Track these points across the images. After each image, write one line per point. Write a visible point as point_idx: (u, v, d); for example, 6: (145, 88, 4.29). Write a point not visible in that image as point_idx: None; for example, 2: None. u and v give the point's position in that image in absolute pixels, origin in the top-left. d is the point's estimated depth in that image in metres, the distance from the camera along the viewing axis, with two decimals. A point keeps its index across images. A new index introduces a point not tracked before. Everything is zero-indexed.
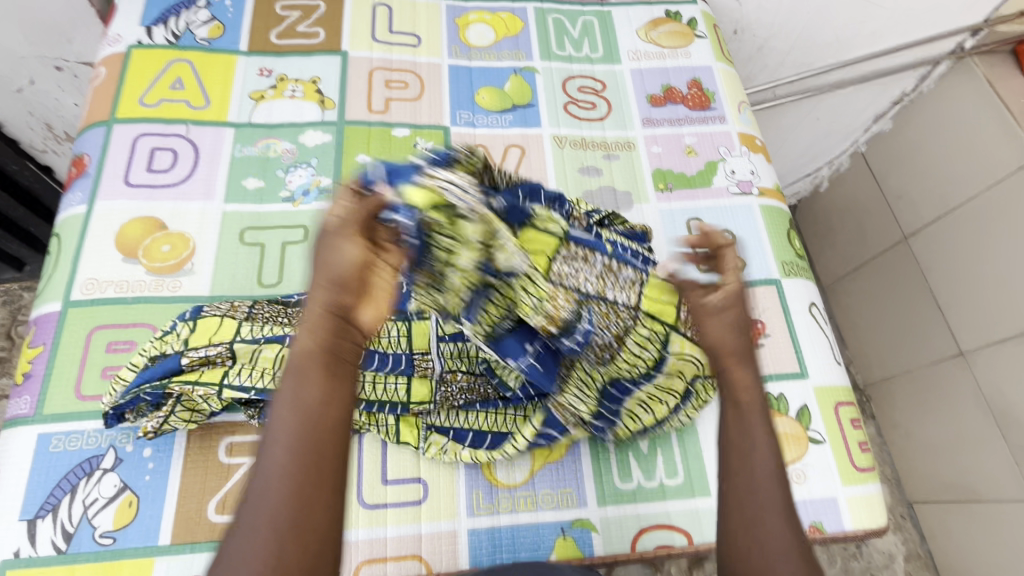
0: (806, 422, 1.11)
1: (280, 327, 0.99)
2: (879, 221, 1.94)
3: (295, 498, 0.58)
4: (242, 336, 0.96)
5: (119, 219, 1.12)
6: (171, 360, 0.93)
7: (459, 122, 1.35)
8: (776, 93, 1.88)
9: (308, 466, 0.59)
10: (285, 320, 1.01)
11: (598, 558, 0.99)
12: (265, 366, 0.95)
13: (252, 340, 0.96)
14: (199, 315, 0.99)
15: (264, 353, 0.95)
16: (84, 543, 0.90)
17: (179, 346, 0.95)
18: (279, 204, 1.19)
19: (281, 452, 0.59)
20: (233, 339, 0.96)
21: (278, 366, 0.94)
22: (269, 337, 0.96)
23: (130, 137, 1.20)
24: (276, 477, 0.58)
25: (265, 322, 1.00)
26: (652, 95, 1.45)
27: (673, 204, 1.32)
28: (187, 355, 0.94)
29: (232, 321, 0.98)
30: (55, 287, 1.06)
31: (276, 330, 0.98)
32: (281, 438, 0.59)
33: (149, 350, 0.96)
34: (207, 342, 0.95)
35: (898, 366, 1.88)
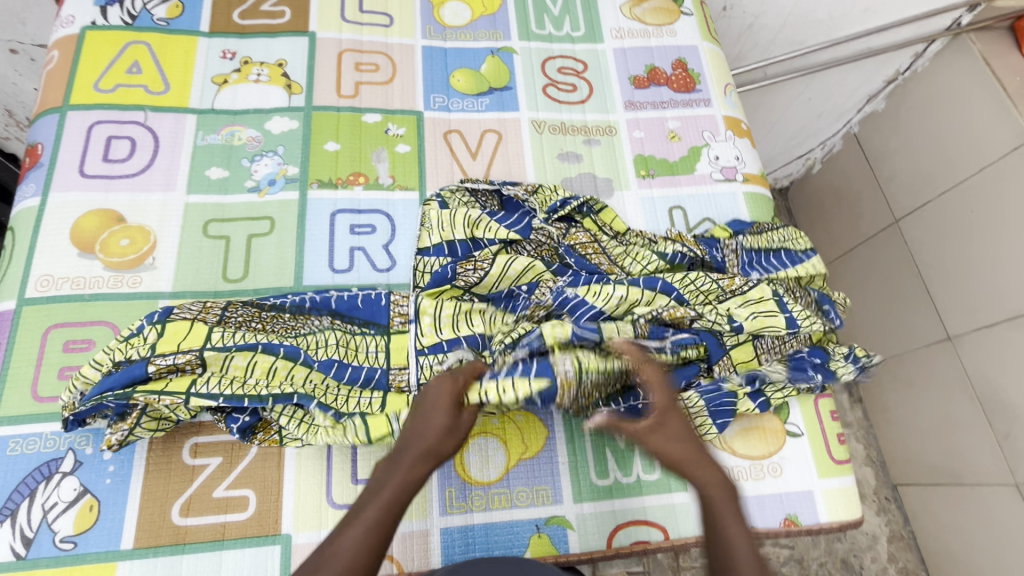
0: (784, 416, 1.10)
1: (252, 334, 0.95)
2: (871, 204, 1.91)
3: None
4: (212, 343, 0.92)
5: (75, 212, 1.07)
6: (136, 368, 0.88)
7: (433, 106, 1.29)
8: (766, 73, 1.82)
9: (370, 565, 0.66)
10: (257, 325, 0.98)
11: (573, 556, 0.98)
12: (235, 374, 0.92)
13: (222, 348, 0.93)
14: (168, 318, 0.94)
15: (235, 361, 0.92)
16: (45, 548, 0.88)
17: (146, 351, 0.90)
18: (244, 194, 1.15)
19: (362, 543, 0.67)
20: (203, 346, 0.92)
21: (250, 374, 0.92)
22: (240, 345, 0.93)
23: (85, 124, 1.14)
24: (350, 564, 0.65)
25: (237, 327, 0.96)
26: (634, 77, 1.40)
27: (654, 191, 1.28)
28: (153, 363, 0.89)
29: (203, 326, 0.94)
30: (9, 284, 1.02)
31: (249, 337, 0.94)
32: (367, 529, 0.69)
33: (113, 354, 0.91)
34: (177, 348, 0.91)
35: (886, 351, 1.87)
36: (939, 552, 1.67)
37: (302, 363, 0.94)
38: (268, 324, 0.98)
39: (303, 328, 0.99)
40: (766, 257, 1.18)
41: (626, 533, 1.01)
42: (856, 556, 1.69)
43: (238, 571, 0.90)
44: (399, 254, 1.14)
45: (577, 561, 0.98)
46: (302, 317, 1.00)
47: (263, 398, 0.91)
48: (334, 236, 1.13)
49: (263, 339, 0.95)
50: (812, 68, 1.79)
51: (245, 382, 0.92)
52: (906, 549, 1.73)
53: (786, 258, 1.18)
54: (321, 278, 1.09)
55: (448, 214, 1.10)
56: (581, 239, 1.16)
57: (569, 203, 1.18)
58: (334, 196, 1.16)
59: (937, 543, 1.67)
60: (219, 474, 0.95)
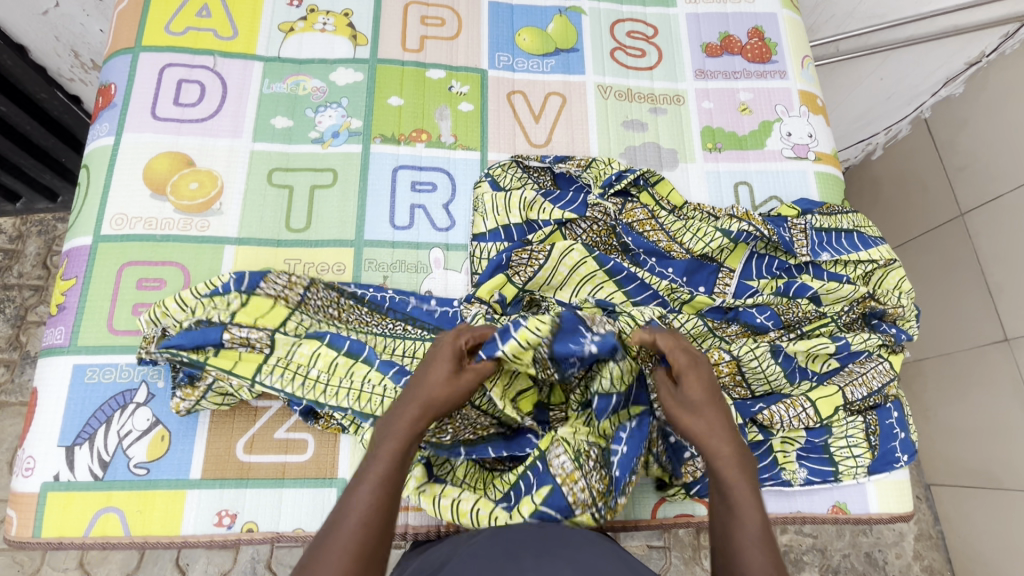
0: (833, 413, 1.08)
1: (329, 323, 1.00)
2: (935, 194, 1.74)
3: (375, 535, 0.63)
4: (287, 328, 0.97)
5: (148, 153, 1.09)
6: (213, 332, 0.93)
7: (498, 65, 1.26)
8: (839, 49, 1.71)
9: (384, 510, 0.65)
10: (336, 314, 1.01)
11: (617, 522, 1.00)
12: (298, 367, 0.94)
13: (294, 335, 0.96)
14: (255, 290, 0.98)
15: (301, 351, 0.94)
16: (120, 472, 0.93)
17: (225, 317, 0.95)
18: (308, 145, 1.15)
19: (372, 488, 0.66)
20: (277, 329, 0.96)
21: (312, 369, 0.93)
22: (309, 334, 0.96)
23: (156, 67, 1.15)
24: (365, 514, 0.64)
25: (317, 311, 1.00)
26: (707, 44, 1.33)
27: (720, 165, 1.24)
28: (229, 331, 0.94)
29: (284, 307, 0.98)
30: (85, 221, 1.05)
31: (319, 328, 0.98)
32: (377, 478, 0.67)
33: (195, 312, 0.95)
34: (252, 323, 0.96)
35: (935, 350, 1.76)
36: (967, 555, 1.63)
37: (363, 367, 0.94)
38: (343, 315, 1.02)
39: (373, 327, 1.01)
40: (837, 239, 1.15)
41: (671, 505, 1.02)
42: (880, 550, 1.68)
43: (297, 509, 0.94)
44: (458, 214, 1.14)
45: (622, 527, 1.00)
46: (377, 316, 1.02)
47: (321, 401, 0.91)
48: (395, 192, 1.13)
49: (330, 332, 0.97)
50: (890, 44, 1.66)
51: (305, 375, 0.93)
52: (933, 548, 1.70)
53: (857, 242, 1.16)
54: (382, 233, 1.10)
55: (503, 198, 1.11)
56: (638, 216, 1.14)
57: (625, 176, 1.15)
58: (396, 151, 1.16)
59: (968, 546, 1.63)
60: (279, 417, 0.98)
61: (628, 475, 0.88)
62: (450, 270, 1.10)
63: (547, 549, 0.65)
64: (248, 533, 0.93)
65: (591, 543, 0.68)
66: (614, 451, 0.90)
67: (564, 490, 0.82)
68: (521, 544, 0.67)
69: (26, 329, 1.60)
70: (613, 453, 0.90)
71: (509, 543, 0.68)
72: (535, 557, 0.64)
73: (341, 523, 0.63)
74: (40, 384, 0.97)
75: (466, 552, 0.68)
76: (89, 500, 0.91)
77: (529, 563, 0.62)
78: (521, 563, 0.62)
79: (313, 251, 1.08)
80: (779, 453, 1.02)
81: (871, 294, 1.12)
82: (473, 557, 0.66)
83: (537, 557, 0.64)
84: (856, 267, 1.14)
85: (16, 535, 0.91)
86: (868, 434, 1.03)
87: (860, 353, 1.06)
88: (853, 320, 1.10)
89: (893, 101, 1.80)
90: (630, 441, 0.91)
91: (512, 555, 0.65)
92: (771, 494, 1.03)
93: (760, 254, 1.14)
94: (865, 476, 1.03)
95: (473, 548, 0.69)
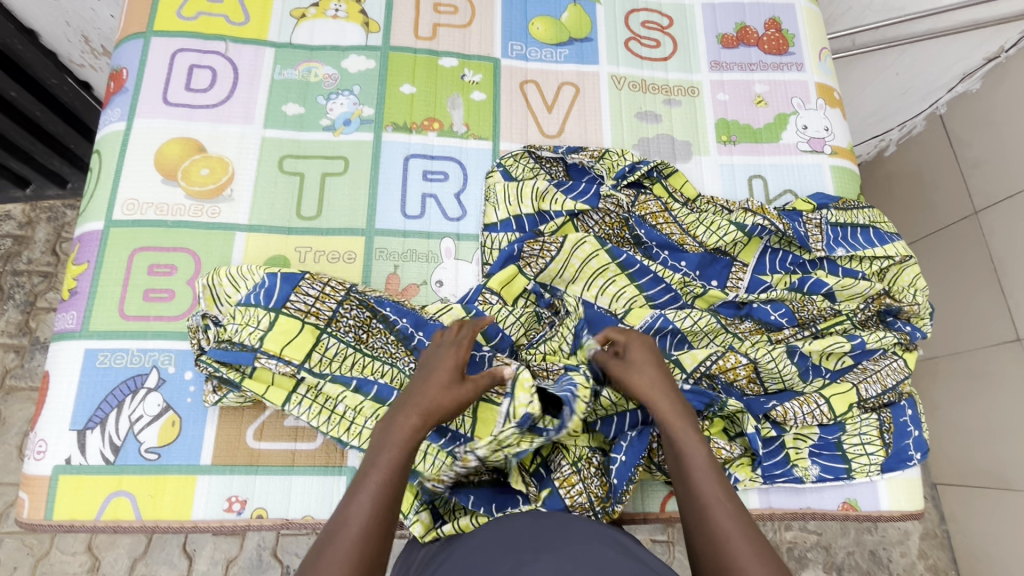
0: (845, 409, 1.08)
1: (361, 356, 0.95)
2: (949, 192, 1.72)
3: (370, 545, 0.66)
4: (311, 363, 0.93)
5: (159, 139, 1.09)
6: (245, 356, 0.92)
7: (511, 54, 1.25)
8: (856, 42, 1.69)
9: (382, 521, 0.68)
10: (368, 337, 0.97)
11: (627, 515, 1.00)
12: (324, 404, 0.93)
13: (319, 373, 0.94)
14: (283, 312, 0.94)
15: (329, 387, 0.93)
16: (131, 456, 0.93)
17: (255, 342, 0.93)
18: (320, 133, 1.14)
19: (369, 499, 0.68)
20: (303, 362, 0.93)
21: (338, 411, 0.92)
22: (335, 376, 0.94)
23: (168, 52, 1.14)
24: (364, 523, 0.66)
25: (350, 332, 0.96)
26: (723, 35, 1.32)
27: (734, 157, 1.22)
28: (260, 358, 0.92)
29: (314, 331, 0.95)
30: (97, 206, 1.05)
31: (347, 367, 0.95)
32: (374, 488, 0.69)
33: (228, 328, 0.93)
34: (280, 351, 0.93)
35: (945, 349, 1.74)
36: (974, 554, 1.62)
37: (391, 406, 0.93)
38: (371, 340, 0.97)
39: (399, 359, 0.95)
40: (852, 234, 1.14)
41: None
42: (885, 549, 1.67)
43: (306, 496, 0.95)
44: (470, 204, 1.13)
45: (631, 521, 1.00)
46: (403, 348, 0.96)
47: (343, 439, 0.91)
48: (406, 181, 1.12)
49: (358, 374, 0.94)
50: (907, 38, 1.63)
51: (331, 410, 0.93)
52: (938, 548, 1.69)
53: (873, 238, 1.14)
54: (393, 223, 1.09)
55: (515, 187, 1.10)
56: (651, 209, 1.13)
57: (639, 168, 1.14)
58: (408, 140, 1.15)
59: (974, 545, 1.62)
60: None
61: (626, 484, 0.91)
62: (461, 261, 1.09)
63: (546, 543, 0.65)
64: (257, 520, 0.93)
65: (592, 537, 0.68)
66: (613, 459, 0.92)
67: (562, 493, 0.86)
68: (522, 537, 0.67)
69: (36, 314, 1.60)
70: (612, 460, 0.92)
71: (511, 537, 0.68)
72: (535, 549, 0.64)
73: (342, 531, 0.66)
74: (51, 368, 0.98)
75: (466, 547, 0.68)
76: (100, 484, 0.92)
77: (528, 556, 0.62)
78: (519, 556, 0.63)
79: (324, 239, 1.07)
80: (791, 451, 1.01)
81: (886, 292, 1.11)
82: (474, 555, 0.66)
83: (536, 551, 0.64)
84: (871, 263, 1.13)
85: (27, 518, 0.91)
86: (882, 433, 1.02)
87: (874, 350, 1.06)
88: (869, 318, 1.09)
89: (908, 97, 1.77)
90: (631, 450, 0.92)
91: (512, 548, 0.65)
92: (781, 490, 1.03)
93: (774, 249, 1.13)
94: (877, 474, 1.02)
95: (474, 544, 0.68)
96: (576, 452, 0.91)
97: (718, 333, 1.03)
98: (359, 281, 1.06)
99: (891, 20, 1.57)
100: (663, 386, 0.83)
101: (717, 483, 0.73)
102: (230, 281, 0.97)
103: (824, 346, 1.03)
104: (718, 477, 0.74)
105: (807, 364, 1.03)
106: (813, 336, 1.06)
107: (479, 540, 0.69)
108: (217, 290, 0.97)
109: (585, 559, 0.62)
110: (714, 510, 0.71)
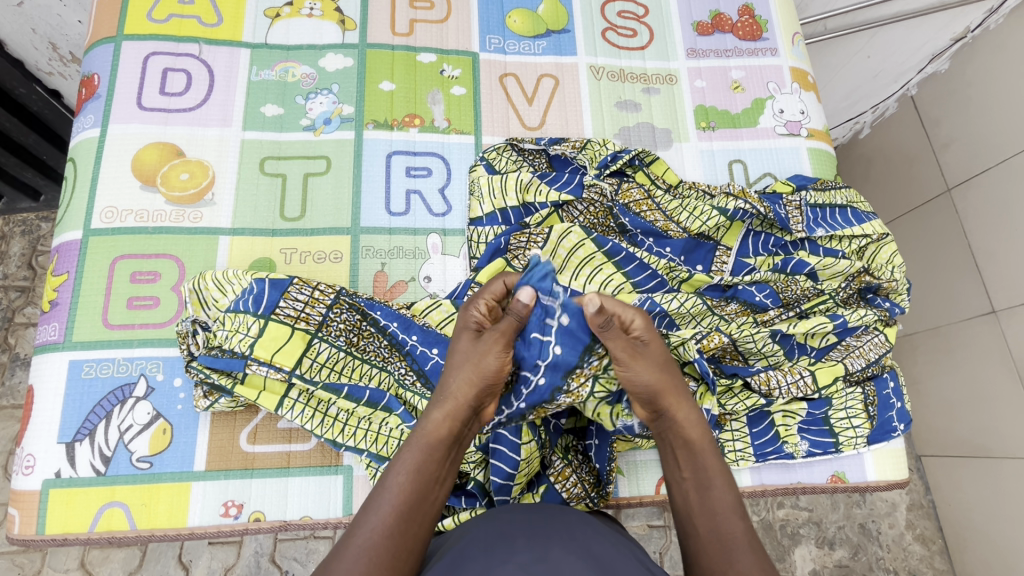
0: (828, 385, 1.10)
1: (352, 360, 0.95)
2: (922, 171, 1.76)
3: (391, 561, 0.63)
4: (302, 369, 0.93)
5: (136, 144, 1.07)
6: (236, 363, 0.91)
7: (489, 48, 1.25)
8: (828, 27, 1.70)
9: (403, 535, 0.65)
10: (358, 341, 0.96)
11: (623, 500, 1.01)
12: (318, 408, 0.94)
13: (309, 379, 0.93)
14: (272, 317, 0.93)
15: (320, 393, 0.93)
16: (123, 467, 0.92)
17: (245, 348, 0.92)
18: (300, 133, 1.13)
19: (387, 511, 0.66)
20: (294, 369, 0.92)
21: (331, 413, 0.93)
22: (325, 382, 0.93)
23: (140, 56, 1.12)
24: (376, 535, 0.64)
25: (340, 336, 0.95)
26: (698, 23, 1.33)
27: (714, 143, 1.24)
28: (251, 365, 0.91)
29: (304, 336, 0.94)
30: (74, 214, 1.03)
31: (338, 373, 0.94)
32: (393, 496, 0.67)
33: (218, 335, 0.93)
34: (271, 358, 0.92)
35: (924, 323, 1.78)
36: (959, 523, 1.67)
37: (383, 408, 0.93)
38: (362, 343, 0.96)
39: (391, 364, 0.96)
40: (830, 214, 1.17)
41: None
42: (874, 521, 1.72)
43: (304, 497, 0.94)
44: (455, 199, 1.13)
45: (627, 504, 1.01)
46: (395, 354, 0.96)
47: (338, 441, 0.92)
48: (390, 177, 1.12)
49: (349, 379, 0.94)
50: (875, 22, 1.64)
51: (325, 413, 0.94)
52: (925, 517, 1.74)
53: (850, 218, 1.17)
54: (378, 220, 1.09)
55: (499, 180, 1.10)
56: (634, 196, 1.14)
57: (620, 158, 1.15)
58: (390, 136, 1.15)
59: (958, 513, 1.67)
60: None
61: (609, 465, 0.93)
62: (448, 256, 1.09)
63: (538, 530, 0.67)
64: (255, 523, 0.93)
65: (581, 525, 0.69)
66: (589, 445, 0.96)
67: (557, 487, 0.92)
68: (514, 524, 0.69)
69: (14, 330, 1.57)
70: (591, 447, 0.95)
71: (502, 523, 0.69)
72: (528, 537, 0.65)
73: (354, 541, 0.63)
74: (35, 382, 0.96)
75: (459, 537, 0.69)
76: (92, 496, 0.91)
77: (516, 545, 0.63)
78: (511, 544, 0.64)
79: (309, 240, 1.07)
80: (781, 427, 1.04)
81: (867, 269, 1.13)
82: (472, 543, 0.66)
83: (529, 538, 0.65)
84: (850, 242, 1.15)
85: (19, 534, 0.90)
86: (867, 405, 1.05)
87: (856, 328, 1.08)
88: (850, 296, 1.13)
89: (880, 79, 1.80)
90: (603, 435, 0.94)
91: (505, 537, 0.66)
92: (772, 466, 1.05)
93: (756, 231, 1.15)
94: (865, 446, 1.05)
95: (469, 533, 0.69)
96: (565, 444, 0.95)
97: (704, 315, 1.04)
98: (348, 282, 1.05)
99: (860, 4, 1.58)
100: (683, 398, 0.79)
101: (735, 512, 0.73)
102: (216, 285, 0.96)
103: (807, 326, 1.05)
104: (738, 508, 0.73)
105: (790, 343, 1.06)
106: (798, 316, 1.08)
107: (470, 533, 0.69)
108: (203, 293, 0.96)
109: (577, 546, 0.64)
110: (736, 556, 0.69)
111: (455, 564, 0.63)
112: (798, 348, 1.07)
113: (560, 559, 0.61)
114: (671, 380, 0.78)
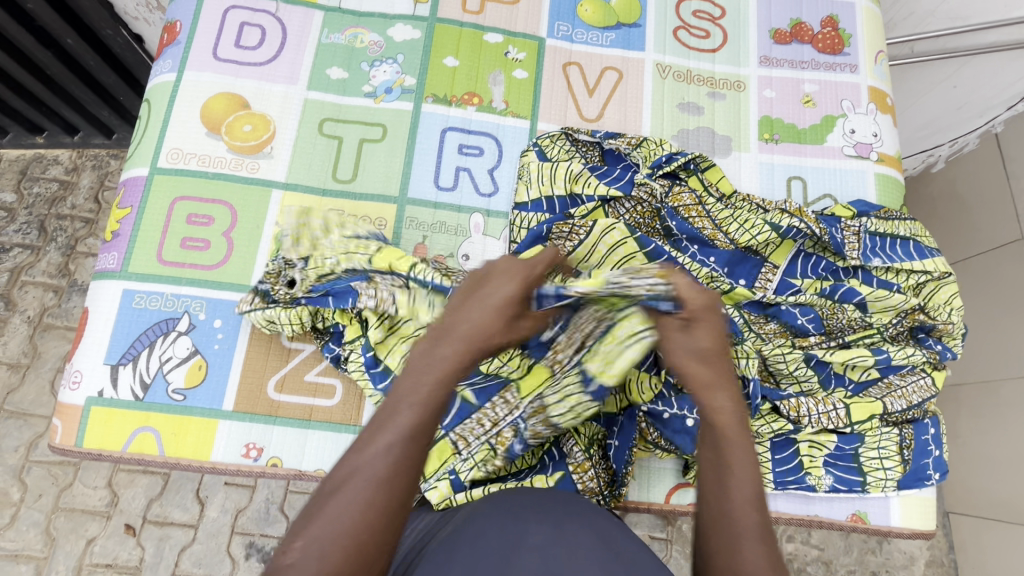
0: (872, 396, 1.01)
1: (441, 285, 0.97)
2: (996, 214, 1.64)
3: (394, 494, 0.60)
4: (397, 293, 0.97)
5: (206, 92, 1.11)
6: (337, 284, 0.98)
7: (557, 35, 1.24)
8: (914, 50, 1.60)
9: (397, 483, 0.61)
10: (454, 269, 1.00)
11: (632, 503, 1.01)
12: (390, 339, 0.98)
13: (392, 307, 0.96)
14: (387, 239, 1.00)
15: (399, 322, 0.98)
16: (159, 396, 0.97)
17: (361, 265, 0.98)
18: (361, 99, 1.15)
19: (385, 447, 0.62)
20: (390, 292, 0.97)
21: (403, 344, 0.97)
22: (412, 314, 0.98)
23: (221, 8, 1.16)
24: (381, 465, 0.61)
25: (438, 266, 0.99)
26: (776, 30, 1.28)
27: (775, 157, 1.20)
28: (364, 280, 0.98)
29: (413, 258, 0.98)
30: (143, 152, 1.09)
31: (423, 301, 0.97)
32: (401, 429, 0.64)
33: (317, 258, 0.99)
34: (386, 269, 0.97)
35: (973, 375, 1.67)
36: None
37: None
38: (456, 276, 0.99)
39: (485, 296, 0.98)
40: (891, 245, 1.10)
41: (686, 493, 1.02)
42: (888, 572, 1.64)
43: (320, 450, 0.98)
44: (502, 181, 1.13)
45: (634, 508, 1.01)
46: None
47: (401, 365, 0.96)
48: (442, 153, 1.13)
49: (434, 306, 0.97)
50: (967, 50, 1.53)
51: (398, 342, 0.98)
52: None
53: (912, 251, 1.10)
54: (426, 193, 1.10)
55: (550, 168, 1.10)
56: (685, 201, 1.11)
57: (676, 159, 1.12)
58: (447, 113, 1.15)
59: None
60: (312, 360, 1.01)
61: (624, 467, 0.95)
62: (489, 237, 1.10)
63: (550, 513, 0.67)
64: (272, 468, 0.96)
65: (595, 513, 0.69)
66: (610, 444, 0.96)
67: (574, 477, 0.91)
68: (524, 507, 0.68)
69: (75, 258, 1.67)
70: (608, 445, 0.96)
71: (514, 502, 0.70)
72: (539, 520, 0.65)
73: (359, 472, 0.61)
74: (91, 305, 1.02)
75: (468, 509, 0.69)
76: (128, 418, 0.96)
77: (532, 526, 0.64)
78: (525, 524, 0.64)
79: (356, 203, 1.09)
80: (805, 457, 1.00)
81: (921, 307, 1.08)
82: (476, 518, 0.68)
83: (541, 521, 0.65)
84: (907, 277, 1.10)
85: (59, 443, 0.96)
86: (902, 448, 1.01)
87: (902, 366, 1.03)
88: (899, 334, 1.07)
89: (963, 112, 1.68)
90: (622, 434, 0.96)
91: (517, 517, 0.66)
92: (791, 495, 1.02)
93: (807, 253, 1.10)
94: (893, 490, 1.01)
95: (479, 507, 0.70)
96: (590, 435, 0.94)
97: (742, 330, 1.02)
98: None
99: (954, 28, 1.47)
100: (708, 382, 0.73)
101: (752, 505, 0.65)
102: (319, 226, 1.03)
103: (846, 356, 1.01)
104: (754, 501, 0.66)
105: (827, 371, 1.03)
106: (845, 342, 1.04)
107: (483, 504, 0.71)
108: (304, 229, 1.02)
109: (590, 534, 0.63)
110: (744, 532, 0.63)
111: (465, 532, 0.65)
112: (835, 377, 1.03)
113: (576, 547, 0.61)
114: (693, 363, 0.75)
